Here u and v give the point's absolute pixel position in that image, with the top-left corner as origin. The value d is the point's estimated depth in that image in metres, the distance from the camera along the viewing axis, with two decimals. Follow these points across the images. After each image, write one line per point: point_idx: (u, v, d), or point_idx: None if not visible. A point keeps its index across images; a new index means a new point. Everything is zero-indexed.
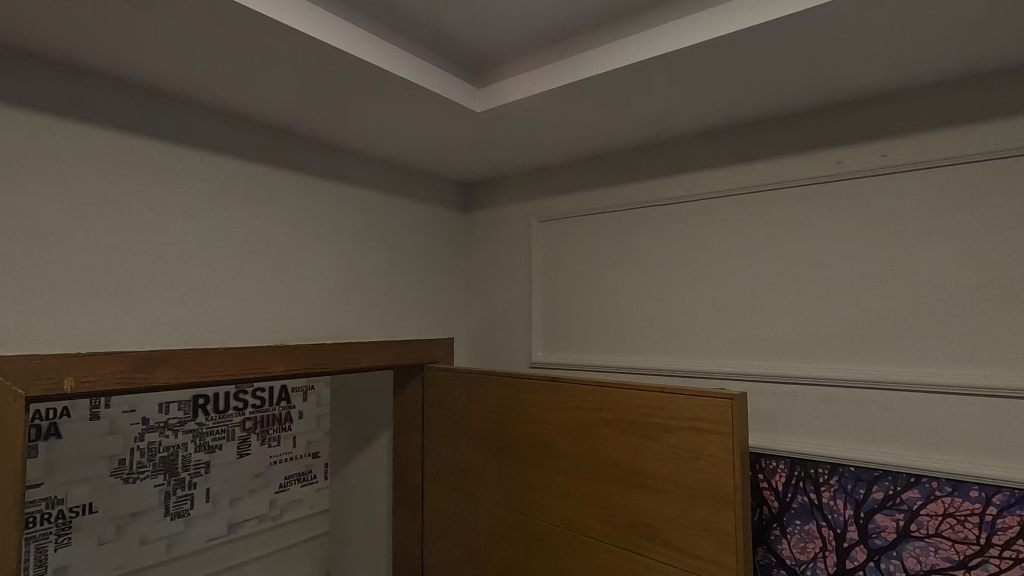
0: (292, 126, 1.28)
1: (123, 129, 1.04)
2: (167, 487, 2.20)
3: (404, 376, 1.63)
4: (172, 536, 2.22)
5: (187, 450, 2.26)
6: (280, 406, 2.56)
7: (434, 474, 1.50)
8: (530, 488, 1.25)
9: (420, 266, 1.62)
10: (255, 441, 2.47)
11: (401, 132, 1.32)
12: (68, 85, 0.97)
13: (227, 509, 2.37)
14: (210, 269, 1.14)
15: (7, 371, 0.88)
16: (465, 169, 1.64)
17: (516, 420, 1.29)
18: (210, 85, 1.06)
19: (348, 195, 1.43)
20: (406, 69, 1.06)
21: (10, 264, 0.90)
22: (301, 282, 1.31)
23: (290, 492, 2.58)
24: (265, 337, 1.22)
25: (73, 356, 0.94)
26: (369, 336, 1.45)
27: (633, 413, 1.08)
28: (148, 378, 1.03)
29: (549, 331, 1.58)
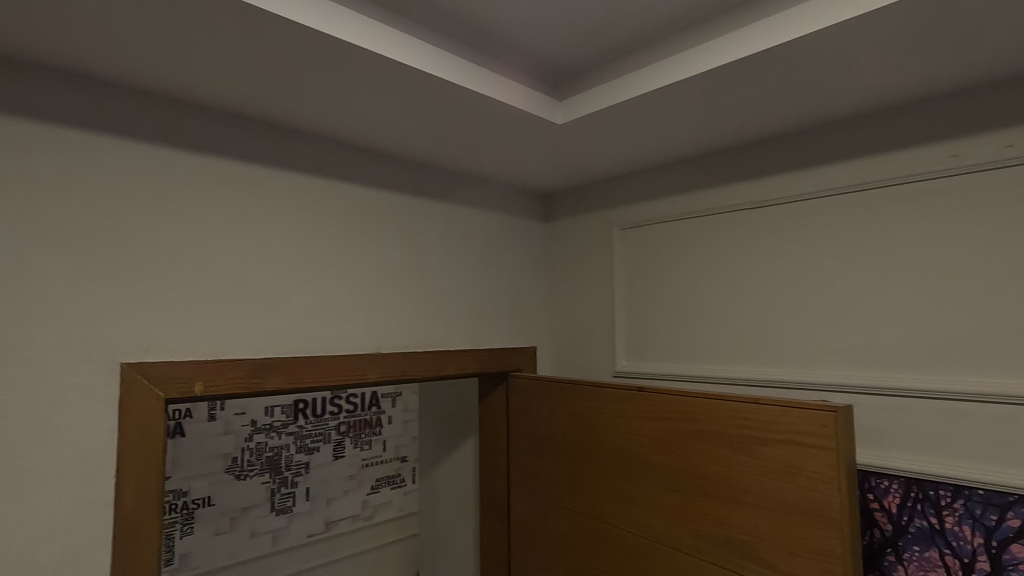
0: (385, 147, 1.36)
1: (242, 159, 1.16)
2: (273, 484, 2.39)
3: (489, 383, 1.67)
4: (277, 530, 2.40)
5: (290, 451, 2.44)
6: (371, 412, 2.70)
7: (519, 480, 1.52)
8: (617, 499, 1.24)
9: (503, 277, 1.66)
10: (349, 444, 2.62)
11: (484, 146, 1.37)
12: (197, 123, 1.11)
13: (324, 507, 2.53)
14: (313, 282, 1.24)
15: (150, 375, 1.00)
16: (546, 180, 1.66)
17: (601, 430, 1.28)
18: (313, 113, 1.16)
19: (435, 210, 1.50)
20: (490, 88, 1.10)
21: (151, 282, 1.03)
22: (395, 294, 1.38)
23: (381, 494, 2.71)
24: (362, 346, 1.30)
25: (200, 363, 1.06)
26: (457, 344, 1.50)
27: (725, 425, 1.05)
28: (264, 383, 1.13)
29: (633, 340, 1.56)
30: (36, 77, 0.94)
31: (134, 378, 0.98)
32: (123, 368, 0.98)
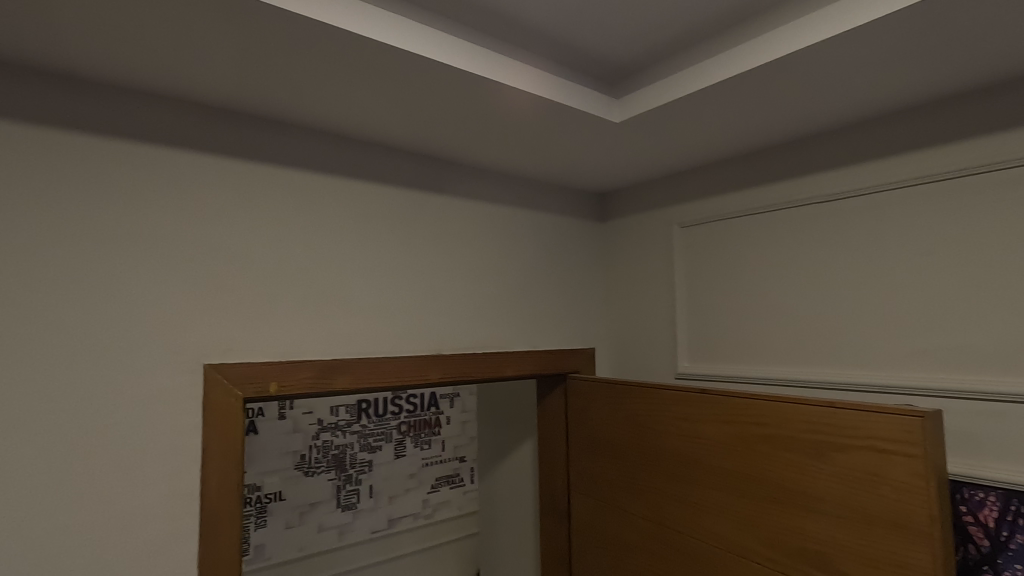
0: (442, 153, 1.39)
1: (310, 169, 1.21)
2: (338, 481, 2.48)
3: (547, 385, 1.67)
4: (343, 526, 2.48)
5: (353, 449, 2.53)
6: (430, 412, 2.76)
7: (579, 482, 1.51)
8: (681, 504, 1.20)
9: (560, 279, 1.65)
10: (410, 444, 2.68)
11: (540, 148, 1.37)
12: (268, 137, 1.17)
13: (387, 504, 2.60)
14: (378, 285, 1.27)
15: (230, 374, 1.06)
16: (602, 179, 1.64)
17: (662, 433, 1.25)
18: (375, 123, 1.20)
19: (492, 212, 1.51)
20: (545, 89, 1.10)
21: (230, 288, 1.09)
22: (455, 296, 1.40)
23: (441, 493, 2.76)
24: (424, 348, 1.33)
25: (273, 363, 1.11)
26: (515, 346, 1.51)
27: (797, 430, 1.00)
28: (332, 383, 1.18)
29: (695, 341, 1.52)
30: (126, 100, 1.02)
31: (215, 378, 1.05)
32: (206, 368, 1.04)
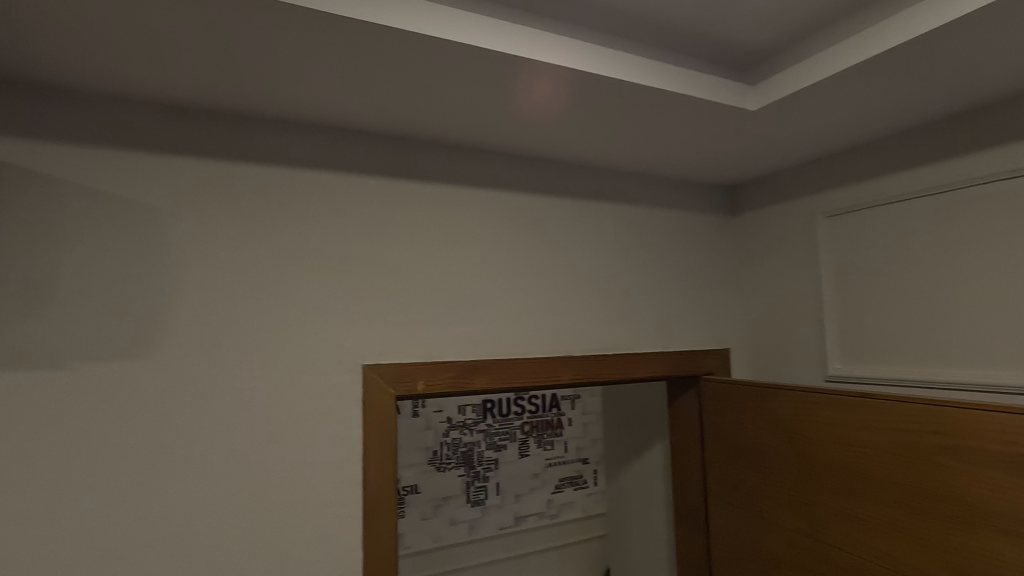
0: (568, 157, 1.40)
1: (446, 181, 1.27)
2: (468, 477, 2.59)
3: (678, 387, 1.62)
4: (473, 520, 2.59)
5: (480, 447, 2.64)
6: (552, 413, 2.79)
7: (718, 489, 1.45)
8: (840, 517, 1.11)
9: (690, 277, 1.59)
10: (533, 444, 2.74)
11: (668, 145, 1.33)
12: (409, 153, 1.24)
13: (513, 502, 2.67)
14: (510, 289, 1.31)
15: (384, 373, 1.15)
16: (734, 171, 1.56)
17: (815, 440, 1.16)
18: (505, 135, 1.24)
19: (619, 213, 1.50)
20: (678, 84, 1.06)
21: (382, 294, 1.17)
22: (584, 297, 1.41)
23: (565, 494, 2.78)
24: (555, 349, 1.35)
25: (420, 363, 1.19)
26: (645, 347, 1.48)
27: (990, 441, 0.87)
28: (472, 382, 1.24)
29: (848, 340, 1.39)
30: (291, 129, 1.13)
31: (372, 377, 1.14)
32: (364, 368, 1.13)
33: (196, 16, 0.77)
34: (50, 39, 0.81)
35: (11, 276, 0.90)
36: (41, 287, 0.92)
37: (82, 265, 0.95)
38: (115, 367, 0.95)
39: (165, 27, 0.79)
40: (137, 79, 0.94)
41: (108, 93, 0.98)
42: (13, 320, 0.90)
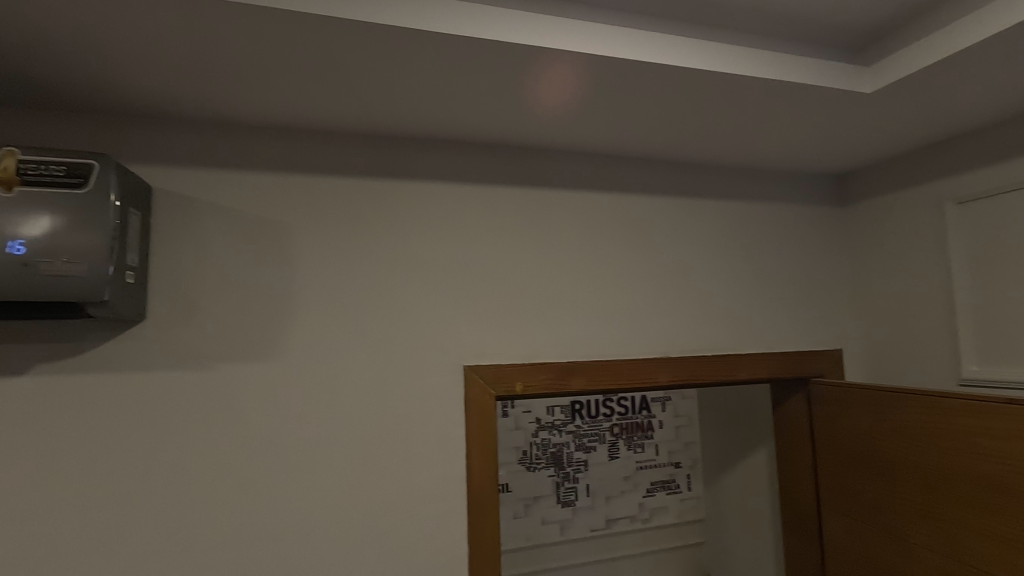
0: (662, 155, 1.36)
1: (539, 185, 1.29)
2: (558, 478, 2.60)
3: (784, 389, 1.53)
4: (564, 521, 2.60)
5: (569, 448, 2.64)
6: (642, 415, 2.74)
7: (833, 499, 1.35)
8: (981, 537, 1.00)
9: (796, 274, 1.50)
10: (623, 446, 2.70)
11: (770, 136, 1.27)
12: (503, 160, 1.27)
13: (604, 505, 2.64)
14: (605, 291, 1.31)
15: (484, 374, 1.18)
16: (844, 158, 1.45)
17: (949, 449, 1.06)
18: (597, 137, 1.24)
19: (716, 209, 1.44)
20: (782, 72, 1.00)
21: (480, 298, 1.21)
22: (680, 298, 1.37)
23: (657, 498, 2.71)
24: (652, 351, 1.33)
25: (518, 365, 1.21)
26: (747, 349, 1.42)
27: None
28: (569, 384, 1.24)
29: (986, 340, 1.25)
30: (392, 144, 1.19)
31: (473, 378, 1.18)
32: (466, 369, 1.18)
33: (314, 45, 0.83)
34: (192, 78, 0.92)
35: (163, 287, 1.03)
36: (187, 297, 1.04)
37: (218, 276, 1.06)
38: (247, 368, 1.05)
39: (287, 58, 0.87)
40: (260, 107, 1.03)
41: (236, 122, 1.09)
42: (166, 327, 1.02)
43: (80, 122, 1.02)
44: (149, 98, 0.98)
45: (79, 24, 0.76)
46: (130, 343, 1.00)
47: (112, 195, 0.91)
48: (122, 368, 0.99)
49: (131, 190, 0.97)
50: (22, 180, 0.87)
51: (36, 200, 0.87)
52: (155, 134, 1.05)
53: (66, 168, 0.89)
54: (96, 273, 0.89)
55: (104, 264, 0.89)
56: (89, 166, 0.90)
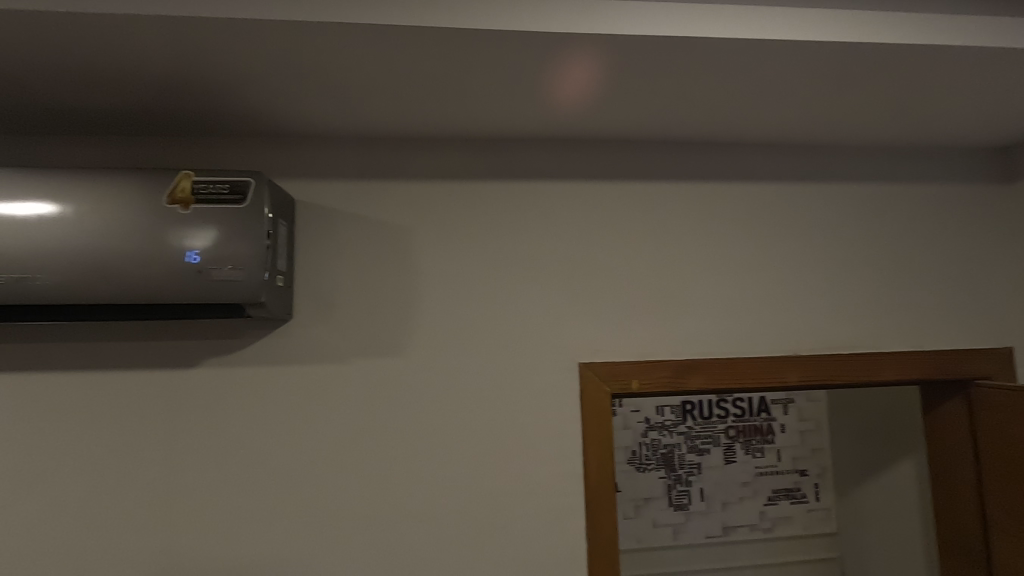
0: (785, 139, 1.27)
1: (651, 179, 1.25)
2: (669, 480, 2.51)
3: (938, 393, 1.36)
4: (677, 525, 2.50)
5: (681, 450, 2.53)
6: (761, 418, 2.57)
7: (1004, 519, 1.18)
8: None
9: (950, 263, 1.32)
10: (740, 450, 2.55)
11: (915, 109, 1.13)
12: (612, 155, 1.25)
13: (720, 511, 2.51)
14: (724, 287, 1.24)
15: (599, 371, 1.18)
16: (1010, 127, 1.25)
17: None
18: (712, 125, 1.18)
19: (849, 194, 1.31)
20: (933, 36, 0.89)
21: (593, 296, 1.20)
22: (809, 292, 1.27)
23: (780, 507, 2.53)
24: (779, 349, 1.24)
25: (635, 362, 1.19)
26: (891, 347, 1.28)
27: None
28: (688, 383, 1.20)
29: None
30: (503, 147, 1.22)
31: (588, 375, 1.17)
32: (581, 366, 1.18)
33: (438, 59, 0.88)
34: (329, 100, 1.00)
35: (305, 290, 1.14)
36: (325, 299, 1.14)
37: (351, 279, 1.15)
38: (377, 364, 1.13)
39: (413, 74, 0.92)
40: (384, 121, 1.10)
41: (364, 136, 1.17)
42: (308, 326, 1.13)
43: (237, 145, 1.15)
44: (292, 120, 1.09)
45: (242, 61, 0.87)
46: (279, 341, 1.12)
47: (265, 208, 1.02)
48: (273, 363, 1.11)
49: (279, 202, 1.08)
50: (196, 199, 1.01)
51: (207, 216, 1.00)
52: (296, 152, 1.17)
53: (229, 186, 1.02)
54: (253, 278, 1.00)
55: (259, 270, 1.00)
56: (246, 183, 1.02)
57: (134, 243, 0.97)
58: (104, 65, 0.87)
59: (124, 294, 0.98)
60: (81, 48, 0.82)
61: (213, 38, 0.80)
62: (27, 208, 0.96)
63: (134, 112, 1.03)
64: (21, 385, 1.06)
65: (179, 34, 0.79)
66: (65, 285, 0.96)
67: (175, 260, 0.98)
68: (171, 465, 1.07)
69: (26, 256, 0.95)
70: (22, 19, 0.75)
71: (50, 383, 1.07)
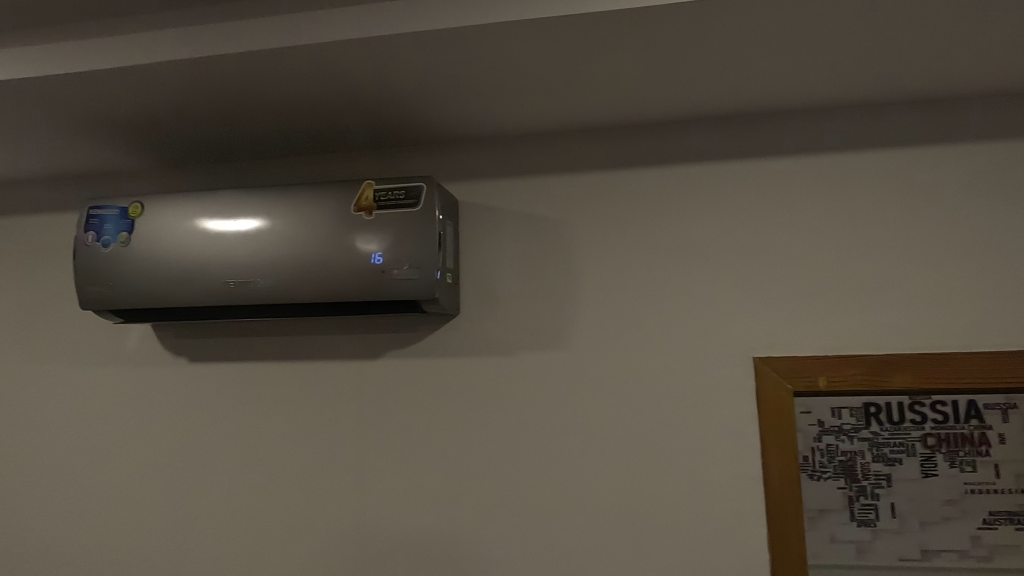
0: (1014, 85, 1.04)
1: (833, 151, 1.11)
2: (850, 492, 2.03)
3: None
4: (861, 544, 2.02)
5: (865, 458, 2.02)
6: (971, 425, 1.96)
7: None
8: None
9: None
10: (944, 462, 1.97)
11: None
12: (786, 128, 1.13)
13: (918, 532, 1.98)
14: (934, 269, 1.06)
15: (778, 367, 1.07)
16: None
17: None
18: (913, 79, 1.01)
19: None
20: None
21: (770, 284, 1.10)
22: None
23: (1004, 534, 1.93)
24: (1014, 342, 1.02)
25: (821, 357, 1.06)
26: None
27: None
28: (890, 382, 1.04)
29: None
30: (660, 130, 1.16)
31: (765, 371, 1.07)
32: (757, 361, 1.08)
33: (598, 43, 0.86)
34: (489, 101, 1.04)
35: (470, 286, 1.19)
36: (488, 293, 1.18)
37: (511, 274, 1.18)
38: (539, 356, 1.15)
39: (572, 63, 0.91)
40: (539, 117, 1.12)
41: (519, 133, 1.19)
42: (474, 320, 1.18)
43: (406, 153, 1.25)
44: (455, 124, 1.15)
45: (416, 74, 0.93)
46: (450, 335, 1.19)
47: (436, 210, 1.09)
48: (444, 355, 1.18)
49: (447, 204, 1.15)
50: (377, 206, 1.10)
51: (387, 220, 1.09)
52: (458, 154, 1.23)
53: (405, 191, 1.10)
54: (427, 276, 1.07)
55: (432, 269, 1.07)
56: (419, 187, 1.09)
57: (329, 248, 1.10)
58: (303, 91, 0.99)
59: (323, 295, 1.10)
60: (286, 79, 0.94)
61: (395, 56, 0.88)
62: (250, 224, 1.13)
63: (323, 132, 1.16)
64: (246, 373, 1.26)
65: (364, 55, 0.87)
66: (278, 288, 1.11)
67: (362, 262, 1.09)
68: (362, 447, 1.19)
69: (250, 265, 1.12)
70: (244, 60, 0.88)
71: (266, 372, 1.25)
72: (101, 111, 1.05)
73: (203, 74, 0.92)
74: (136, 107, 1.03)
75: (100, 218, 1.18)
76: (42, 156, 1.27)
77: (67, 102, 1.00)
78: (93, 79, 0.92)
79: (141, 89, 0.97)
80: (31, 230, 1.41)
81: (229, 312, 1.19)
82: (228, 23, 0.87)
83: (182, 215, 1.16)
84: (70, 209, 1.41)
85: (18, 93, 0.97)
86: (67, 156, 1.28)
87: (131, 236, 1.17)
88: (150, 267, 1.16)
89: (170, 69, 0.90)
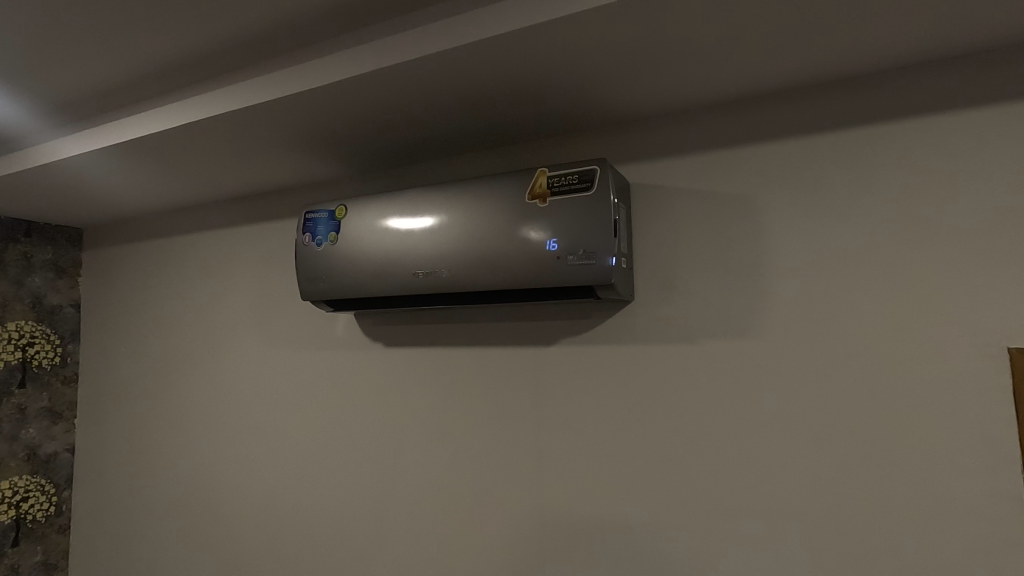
0: None
1: None
2: None
3: None
4: None
5: None
6: None
7: None
8: None
9: None
10: None
11: None
12: None
13: None
14: None
15: None
16: None
17: None
18: None
19: None
20: None
21: None
22: None
23: None
24: None
25: None
26: None
27: None
28: None
29: None
30: (869, 83, 1.00)
31: None
32: (1014, 352, 0.87)
33: None
34: (660, 71, 0.98)
35: (645, 271, 1.15)
36: (665, 278, 1.13)
37: (690, 256, 1.11)
38: (723, 344, 1.07)
39: (762, 18, 0.82)
40: (716, 83, 1.03)
41: (694, 104, 1.11)
42: (650, 306, 1.14)
43: (578, 140, 1.25)
44: (625, 103, 1.11)
45: (584, 52, 0.92)
46: (625, 321, 1.16)
47: (609, 193, 1.06)
48: (620, 342, 1.16)
49: (620, 186, 1.12)
50: (550, 193, 1.11)
51: (561, 207, 1.09)
52: (629, 135, 1.20)
53: (578, 175, 1.09)
54: (601, 261, 1.05)
55: (606, 253, 1.05)
56: (593, 171, 1.08)
57: (506, 237, 1.14)
58: (477, 85, 1.03)
59: (500, 282, 1.15)
60: (462, 75, 0.99)
61: (566, 38, 0.87)
62: (434, 220, 1.22)
63: (496, 125, 1.21)
64: (432, 356, 1.36)
65: (537, 40, 0.88)
66: (459, 276, 1.19)
67: (536, 250, 1.11)
68: (539, 431, 1.21)
69: (435, 256, 1.21)
70: (428, 62, 0.94)
71: (450, 356, 1.34)
72: (313, 126, 1.20)
73: (391, 80, 1.00)
74: (338, 119, 1.17)
75: (314, 221, 1.36)
76: (270, 172, 1.51)
77: (287, 122, 1.18)
78: (306, 97, 1.06)
79: (343, 103, 1.09)
80: (261, 235, 1.68)
81: (419, 300, 1.30)
82: (412, 29, 0.94)
83: (377, 214, 1.29)
84: (289, 216, 1.65)
85: (250, 119, 1.15)
86: (288, 170, 1.50)
87: (338, 235, 1.33)
88: (353, 262, 1.30)
89: (365, 81, 1.00)
